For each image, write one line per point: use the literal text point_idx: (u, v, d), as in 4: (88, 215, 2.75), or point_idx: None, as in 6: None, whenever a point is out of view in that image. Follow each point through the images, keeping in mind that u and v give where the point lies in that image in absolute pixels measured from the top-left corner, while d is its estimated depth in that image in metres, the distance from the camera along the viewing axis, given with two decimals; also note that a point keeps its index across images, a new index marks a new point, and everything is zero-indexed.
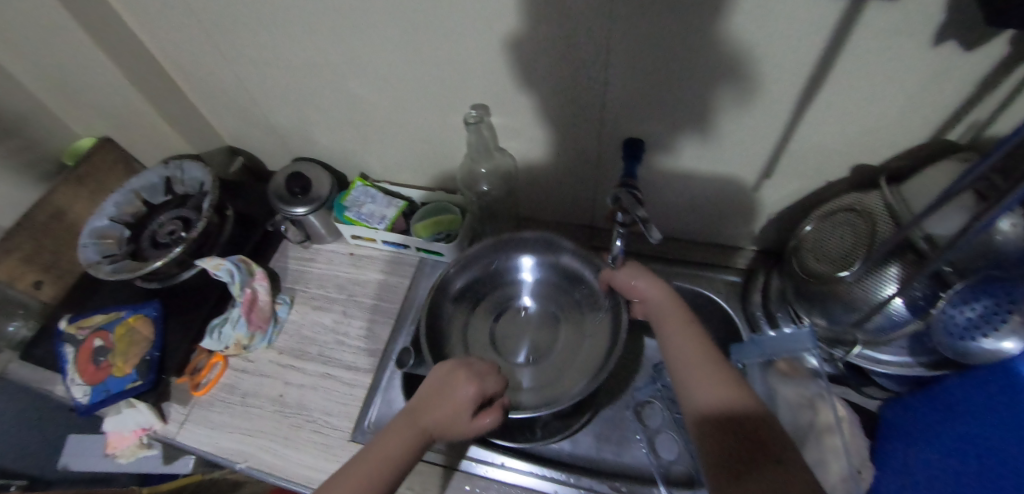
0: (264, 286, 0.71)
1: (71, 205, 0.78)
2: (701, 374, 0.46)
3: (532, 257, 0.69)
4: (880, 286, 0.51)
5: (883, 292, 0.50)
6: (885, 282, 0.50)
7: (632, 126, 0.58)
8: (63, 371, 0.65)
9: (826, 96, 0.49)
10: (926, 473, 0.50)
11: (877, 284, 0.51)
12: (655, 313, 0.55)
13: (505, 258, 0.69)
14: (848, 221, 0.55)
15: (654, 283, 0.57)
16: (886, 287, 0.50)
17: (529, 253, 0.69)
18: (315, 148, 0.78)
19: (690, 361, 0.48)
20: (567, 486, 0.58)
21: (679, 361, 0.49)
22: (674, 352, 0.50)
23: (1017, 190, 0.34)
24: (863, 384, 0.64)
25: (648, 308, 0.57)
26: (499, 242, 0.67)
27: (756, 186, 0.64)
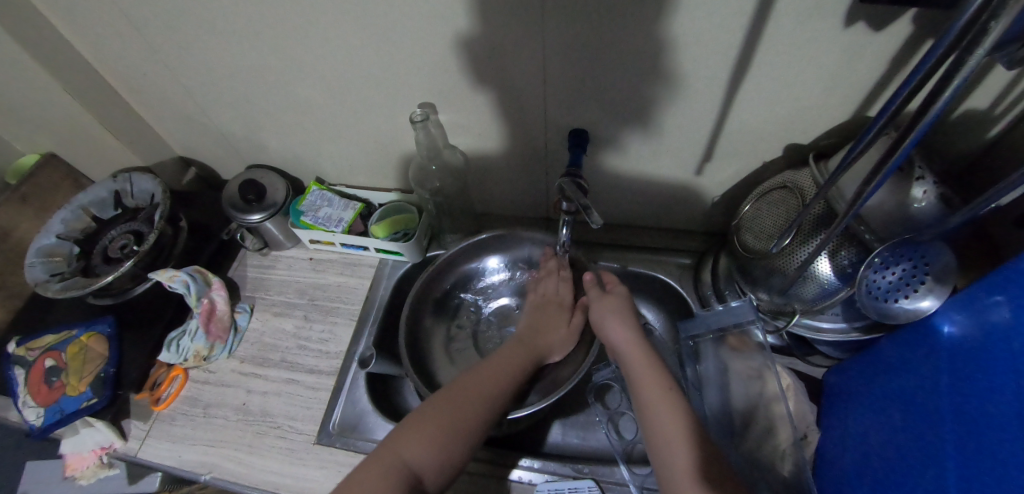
0: (222, 295, 0.70)
1: (16, 225, 0.76)
2: (656, 405, 0.48)
3: (502, 258, 0.73)
4: (802, 250, 0.55)
5: (802, 253, 0.55)
6: (804, 244, 0.55)
7: (579, 116, 0.60)
8: (13, 394, 0.63)
9: (753, 81, 0.52)
10: (866, 429, 0.53)
11: (802, 250, 0.55)
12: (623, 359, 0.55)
13: (467, 265, 0.72)
14: (782, 199, 0.58)
15: (621, 324, 0.57)
16: (809, 251, 0.54)
17: (495, 254, 0.72)
18: (268, 154, 0.78)
19: (647, 389, 0.50)
20: (529, 470, 0.59)
21: (640, 391, 0.50)
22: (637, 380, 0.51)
23: (895, 159, 0.37)
24: (808, 354, 0.68)
25: (614, 351, 0.57)
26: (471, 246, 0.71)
27: (699, 172, 0.66)
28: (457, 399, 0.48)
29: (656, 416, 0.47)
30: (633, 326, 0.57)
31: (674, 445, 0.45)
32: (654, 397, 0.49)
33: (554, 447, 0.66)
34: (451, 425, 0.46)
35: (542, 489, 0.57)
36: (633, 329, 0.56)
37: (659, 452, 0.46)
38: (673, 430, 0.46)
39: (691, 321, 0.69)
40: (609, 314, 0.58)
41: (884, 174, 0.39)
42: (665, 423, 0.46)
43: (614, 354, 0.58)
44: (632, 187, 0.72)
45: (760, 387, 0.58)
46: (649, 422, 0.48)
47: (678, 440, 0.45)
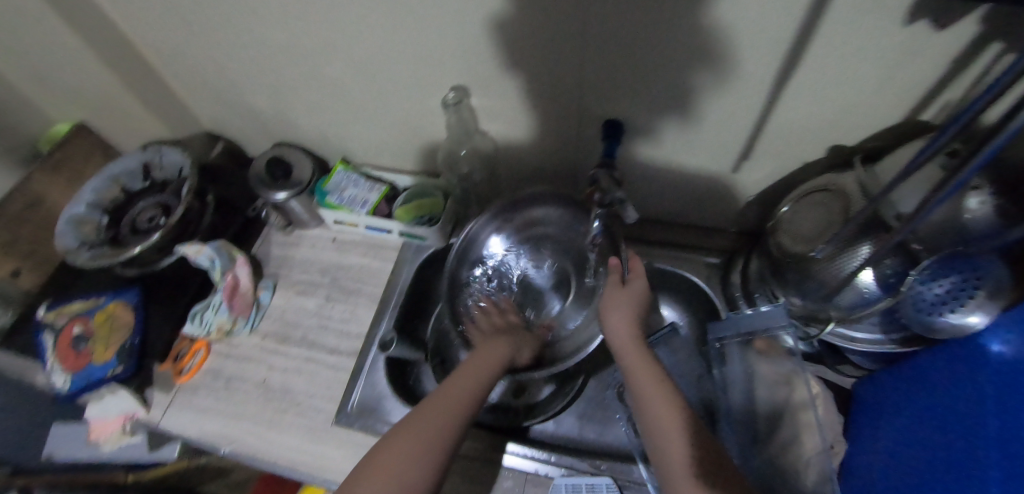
0: (246, 271, 0.71)
1: (48, 192, 0.76)
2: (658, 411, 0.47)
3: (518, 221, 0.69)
4: (850, 263, 0.52)
5: (850, 265, 0.52)
6: (855, 257, 0.51)
7: (614, 106, 0.58)
8: (42, 358, 0.65)
9: (801, 76, 0.49)
10: (894, 444, 0.52)
11: (848, 260, 0.52)
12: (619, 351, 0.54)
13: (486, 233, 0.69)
14: (824, 201, 0.56)
15: (623, 319, 0.55)
16: (857, 263, 0.51)
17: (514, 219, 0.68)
18: (295, 131, 0.77)
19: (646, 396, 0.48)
20: (546, 464, 0.58)
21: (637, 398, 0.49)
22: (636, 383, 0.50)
23: (966, 170, 0.35)
24: (838, 362, 0.66)
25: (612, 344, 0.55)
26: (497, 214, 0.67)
27: (735, 169, 0.64)
28: (414, 431, 0.45)
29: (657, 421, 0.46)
30: (631, 319, 0.55)
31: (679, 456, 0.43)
32: (654, 405, 0.47)
33: (570, 440, 0.66)
34: (411, 457, 0.44)
35: (559, 483, 0.56)
36: (629, 321, 0.55)
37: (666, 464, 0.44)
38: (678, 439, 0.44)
39: (718, 323, 0.67)
40: (615, 302, 0.56)
41: (952, 185, 0.36)
42: (665, 434, 0.45)
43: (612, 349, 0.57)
44: (663, 182, 0.70)
45: (787, 394, 0.57)
46: (652, 432, 0.46)
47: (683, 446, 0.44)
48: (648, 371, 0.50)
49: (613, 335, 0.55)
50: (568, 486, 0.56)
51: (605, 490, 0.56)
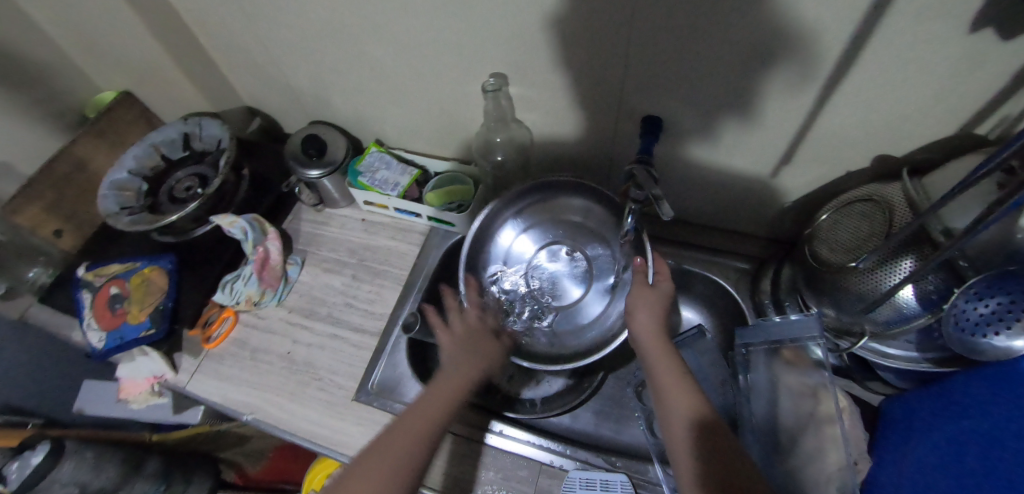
0: (276, 246, 0.72)
1: (91, 157, 0.79)
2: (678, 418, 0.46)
3: (536, 206, 0.67)
4: (890, 279, 0.50)
5: (889, 280, 0.50)
6: (896, 273, 0.50)
7: (654, 102, 0.57)
8: (81, 315, 0.67)
9: (851, 83, 0.47)
10: (923, 465, 0.50)
11: (888, 275, 0.50)
12: (641, 347, 0.53)
13: (502, 215, 0.67)
14: (865, 212, 0.54)
15: (646, 317, 0.54)
16: (898, 279, 0.50)
17: (534, 200, 0.67)
18: (332, 111, 0.78)
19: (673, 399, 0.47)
20: (560, 456, 0.58)
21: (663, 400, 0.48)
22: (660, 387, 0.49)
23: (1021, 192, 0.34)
24: (868, 379, 0.64)
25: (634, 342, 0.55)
26: (518, 196, 0.66)
27: (774, 173, 0.63)
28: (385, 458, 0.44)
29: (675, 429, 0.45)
30: (654, 318, 0.54)
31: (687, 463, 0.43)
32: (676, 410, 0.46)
33: (585, 435, 0.66)
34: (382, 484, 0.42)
35: (573, 477, 0.56)
36: (652, 320, 0.54)
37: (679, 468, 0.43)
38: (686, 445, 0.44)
39: (747, 329, 0.65)
40: (638, 300, 0.56)
41: (1006, 206, 0.36)
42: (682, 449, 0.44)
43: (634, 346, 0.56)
44: (698, 182, 0.68)
45: (811, 407, 0.55)
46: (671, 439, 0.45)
47: (689, 450, 0.43)
48: (667, 371, 0.49)
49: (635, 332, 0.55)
50: (582, 481, 0.56)
51: (619, 488, 0.56)
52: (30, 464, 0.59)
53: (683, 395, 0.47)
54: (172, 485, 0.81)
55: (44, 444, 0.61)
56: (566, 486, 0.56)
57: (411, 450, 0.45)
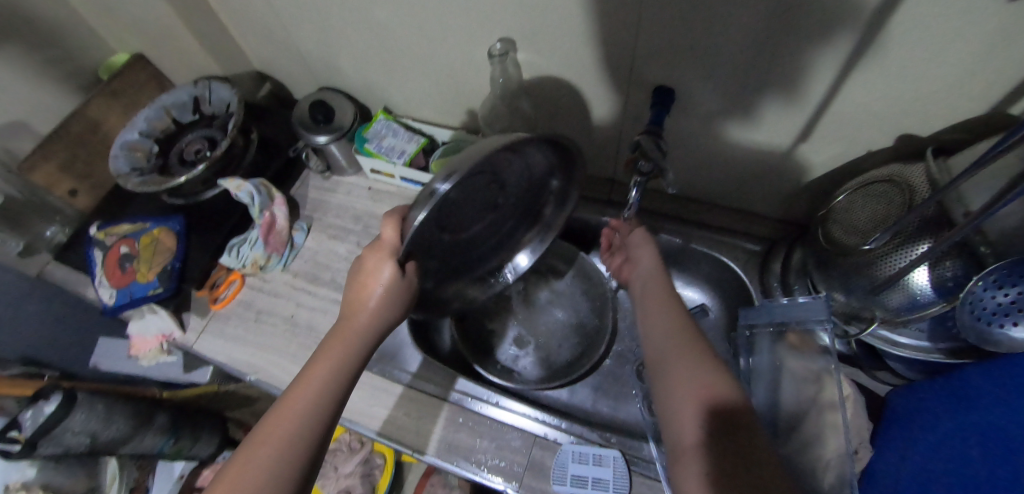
0: (283, 211, 0.73)
1: (104, 118, 0.80)
2: (689, 366, 0.45)
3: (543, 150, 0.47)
4: (901, 261, 0.49)
5: (900, 264, 0.49)
6: (908, 255, 0.49)
7: (667, 72, 0.55)
8: (92, 273, 0.69)
9: (877, 55, 0.45)
10: (928, 458, 0.49)
11: (900, 258, 0.49)
12: (641, 279, 0.59)
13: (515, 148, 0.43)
14: (883, 193, 0.52)
15: (648, 254, 0.60)
16: (909, 261, 0.48)
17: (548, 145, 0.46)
18: (340, 77, 0.77)
19: (674, 340, 0.48)
20: (554, 429, 0.58)
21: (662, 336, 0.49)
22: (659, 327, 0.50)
23: None
24: (875, 367, 0.63)
25: (636, 274, 0.60)
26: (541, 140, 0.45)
27: (790, 151, 0.60)
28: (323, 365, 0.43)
29: (685, 375, 0.44)
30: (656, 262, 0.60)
31: (687, 405, 0.42)
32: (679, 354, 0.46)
33: (584, 410, 0.68)
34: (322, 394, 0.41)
35: (566, 450, 0.56)
36: (655, 258, 0.60)
37: (674, 402, 0.43)
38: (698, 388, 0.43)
39: (752, 309, 0.67)
40: (645, 241, 0.62)
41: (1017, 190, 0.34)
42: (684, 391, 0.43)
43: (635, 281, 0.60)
44: (711, 158, 0.66)
45: (815, 392, 0.54)
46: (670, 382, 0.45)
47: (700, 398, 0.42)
48: (660, 303, 0.53)
49: (638, 267, 0.60)
50: (575, 454, 0.56)
51: (612, 463, 0.55)
52: (43, 413, 0.64)
53: (687, 335, 0.48)
54: (179, 439, 0.83)
55: (56, 395, 0.65)
56: (558, 459, 0.56)
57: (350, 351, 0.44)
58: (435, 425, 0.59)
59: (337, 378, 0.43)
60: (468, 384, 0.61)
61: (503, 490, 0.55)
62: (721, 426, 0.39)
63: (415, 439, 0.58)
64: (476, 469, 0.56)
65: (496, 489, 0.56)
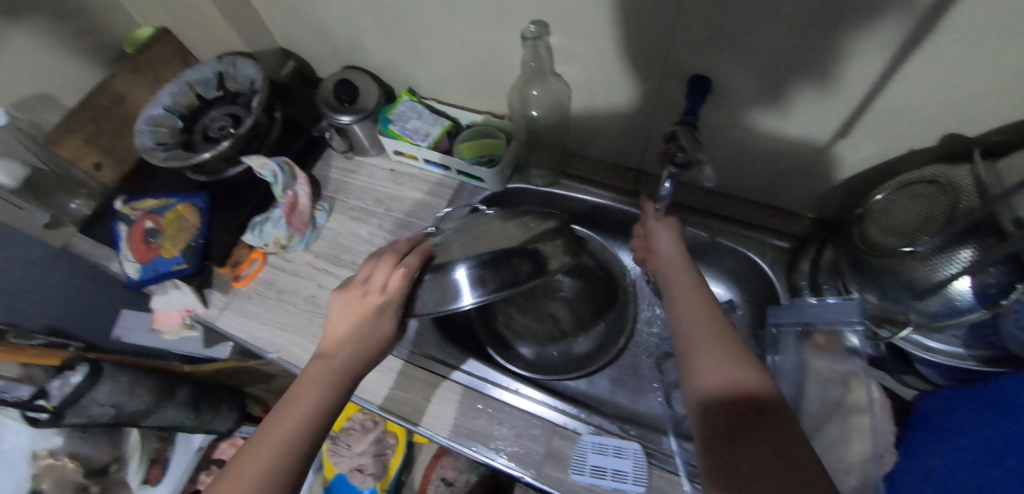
0: (305, 191, 0.72)
1: (129, 92, 0.80)
2: (707, 356, 0.44)
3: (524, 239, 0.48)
4: (944, 269, 0.46)
5: (943, 272, 0.46)
6: (952, 265, 0.46)
7: (705, 60, 0.52)
8: (118, 247, 0.69)
9: (931, 49, 0.42)
10: (955, 468, 0.47)
11: (941, 267, 0.46)
12: (665, 265, 0.59)
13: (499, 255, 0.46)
14: (927, 195, 0.50)
15: (668, 241, 0.60)
16: (954, 270, 0.45)
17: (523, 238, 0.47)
18: (365, 57, 0.76)
19: (693, 327, 0.48)
20: (574, 419, 0.58)
21: (684, 323, 0.49)
22: (679, 315, 0.50)
23: None
24: (903, 372, 0.61)
25: (659, 262, 0.60)
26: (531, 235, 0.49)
27: (827, 146, 0.58)
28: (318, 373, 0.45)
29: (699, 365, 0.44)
30: (678, 245, 0.60)
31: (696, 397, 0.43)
32: (694, 344, 0.46)
33: (600, 400, 0.69)
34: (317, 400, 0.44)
35: (586, 440, 0.56)
36: (677, 245, 0.60)
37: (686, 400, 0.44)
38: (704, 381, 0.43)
39: (781, 308, 0.65)
40: (667, 227, 0.62)
41: None
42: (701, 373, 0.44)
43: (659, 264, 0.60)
44: (742, 151, 0.65)
45: (841, 395, 0.53)
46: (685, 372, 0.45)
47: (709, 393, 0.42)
48: (685, 289, 0.53)
49: (660, 256, 0.60)
50: (595, 445, 0.55)
51: (632, 455, 0.54)
52: (70, 383, 0.65)
53: (708, 321, 0.48)
54: (200, 413, 0.85)
55: (82, 365, 0.66)
56: (578, 449, 0.55)
57: (348, 359, 0.46)
58: (452, 410, 0.59)
59: (335, 387, 0.45)
60: (487, 372, 0.62)
61: (520, 476, 0.55)
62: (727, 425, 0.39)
63: (434, 423, 0.59)
64: (494, 455, 0.56)
65: (514, 476, 0.56)
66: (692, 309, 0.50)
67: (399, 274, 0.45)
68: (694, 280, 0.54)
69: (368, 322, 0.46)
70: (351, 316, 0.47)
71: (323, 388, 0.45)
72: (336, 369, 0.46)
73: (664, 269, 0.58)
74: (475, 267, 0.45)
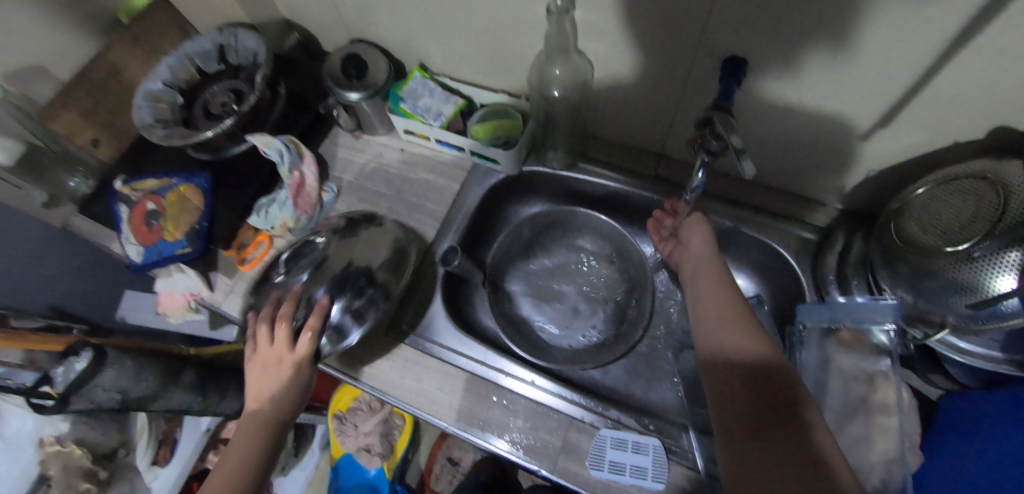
0: (312, 171, 0.70)
1: (126, 65, 0.76)
2: (736, 340, 0.45)
3: (381, 246, 0.61)
4: (992, 273, 0.43)
5: (992, 276, 0.43)
6: (1000, 270, 0.42)
7: (741, 40, 0.48)
8: (119, 228, 0.67)
9: (995, 35, 0.38)
10: (985, 472, 0.46)
11: (990, 271, 0.43)
12: (695, 261, 0.57)
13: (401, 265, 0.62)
14: (970, 189, 0.46)
15: (698, 235, 0.58)
16: (1003, 273, 0.42)
17: (382, 247, 0.61)
18: (374, 30, 0.72)
19: (718, 322, 0.47)
20: (591, 412, 0.56)
21: (709, 319, 0.48)
22: (705, 311, 0.50)
23: None
24: (930, 371, 0.59)
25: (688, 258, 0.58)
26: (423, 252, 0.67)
27: (865, 135, 0.55)
28: (248, 423, 0.49)
29: (730, 349, 0.44)
30: (708, 236, 0.58)
31: (724, 389, 0.43)
32: (728, 337, 0.45)
33: (615, 390, 0.68)
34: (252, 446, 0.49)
35: (603, 435, 0.54)
36: (708, 238, 0.57)
37: (716, 395, 0.43)
38: (730, 382, 0.42)
39: (814, 306, 0.59)
40: (698, 221, 0.59)
41: None
42: (735, 351, 0.44)
43: (687, 261, 0.59)
44: (768, 138, 0.62)
45: (865, 393, 0.51)
46: (719, 360, 0.45)
47: (744, 388, 0.41)
48: (710, 286, 0.52)
49: (689, 251, 0.58)
50: (612, 440, 0.54)
51: (652, 452, 0.53)
52: (74, 369, 0.65)
53: (735, 313, 0.47)
54: (207, 396, 0.83)
55: (86, 351, 0.65)
56: (596, 444, 0.54)
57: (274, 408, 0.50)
58: (463, 400, 0.58)
59: (268, 429, 0.50)
60: (497, 364, 0.60)
61: (536, 470, 0.54)
62: (755, 422, 0.38)
63: (446, 413, 0.57)
64: (508, 448, 0.55)
65: (529, 469, 0.55)
66: (717, 304, 0.49)
67: (306, 335, 0.50)
68: (721, 272, 0.53)
69: (287, 373, 0.50)
70: (267, 372, 0.50)
71: (252, 433, 0.49)
72: (266, 415, 0.50)
73: (688, 268, 0.57)
74: (349, 310, 0.54)
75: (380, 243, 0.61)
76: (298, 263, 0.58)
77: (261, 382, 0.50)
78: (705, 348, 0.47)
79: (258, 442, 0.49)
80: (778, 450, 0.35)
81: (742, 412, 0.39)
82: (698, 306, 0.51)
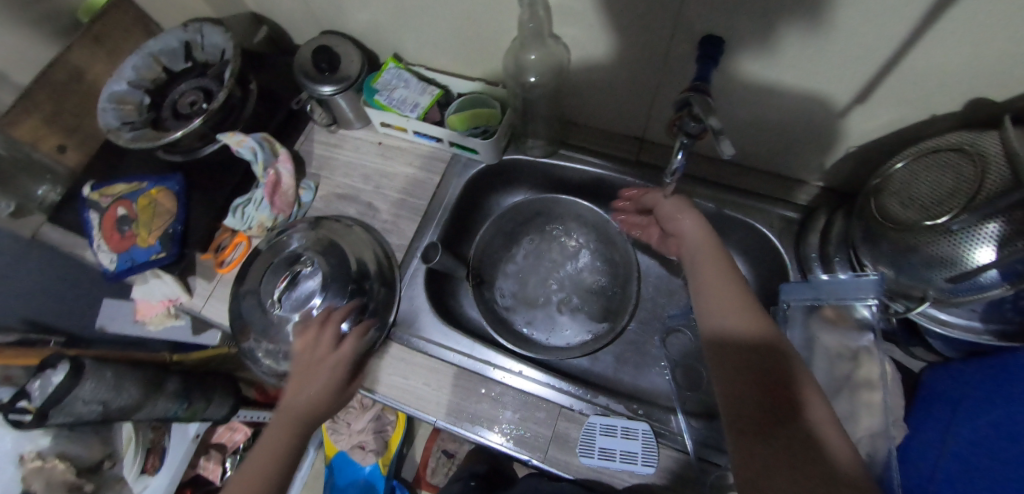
0: (288, 169, 0.68)
1: (89, 66, 0.73)
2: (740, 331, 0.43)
3: (366, 249, 0.65)
4: (971, 246, 0.43)
5: (972, 250, 0.43)
6: (979, 242, 0.42)
7: (716, 20, 0.47)
8: (89, 236, 0.65)
9: (966, 7, 0.38)
10: (970, 440, 0.46)
11: (969, 244, 0.43)
12: (688, 247, 0.54)
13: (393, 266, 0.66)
14: (950, 164, 0.46)
15: (688, 218, 0.56)
16: (982, 245, 0.42)
17: (370, 246, 0.65)
18: (346, 22, 0.70)
19: (720, 311, 0.46)
20: (580, 400, 0.56)
21: (711, 307, 0.46)
22: (707, 298, 0.48)
23: None
24: (912, 344, 0.60)
25: (685, 246, 0.55)
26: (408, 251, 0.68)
27: (842, 112, 0.55)
28: (282, 422, 0.50)
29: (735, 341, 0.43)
30: (700, 222, 0.55)
31: (730, 386, 0.41)
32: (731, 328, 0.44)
33: (604, 377, 0.68)
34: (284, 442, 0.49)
35: (593, 422, 0.54)
36: (700, 222, 0.55)
37: (722, 393, 0.42)
38: (736, 378, 0.41)
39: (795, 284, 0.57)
40: (682, 207, 0.57)
41: None
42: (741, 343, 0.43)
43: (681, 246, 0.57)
44: (747, 119, 0.62)
45: (850, 370, 0.51)
46: (721, 351, 0.44)
47: (751, 384, 0.40)
48: (713, 273, 0.49)
49: (682, 234, 0.56)
50: (602, 427, 0.54)
51: (641, 436, 0.53)
52: (51, 383, 0.63)
53: (738, 300, 0.45)
54: (193, 403, 0.82)
55: (63, 363, 0.63)
56: (586, 430, 0.54)
57: (309, 401, 0.51)
58: (452, 395, 0.58)
59: (300, 429, 0.50)
60: (486, 356, 0.60)
61: (528, 459, 0.54)
62: (764, 427, 0.37)
63: (435, 408, 0.57)
64: (500, 439, 0.55)
65: (521, 459, 0.55)
66: (720, 290, 0.47)
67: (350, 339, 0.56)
68: (720, 254, 0.51)
69: (327, 371, 0.53)
70: (310, 368, 0.53)
71: (283, 430, 0.49)
72: (302, 408, 0.51)
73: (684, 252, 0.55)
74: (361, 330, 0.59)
75: (366, 242, 0.65)
76: (292, 295, 0.58)
77: (303, 378, 0.52)
78: (709, 337, 0.46)
79: (288, 438, 0.49)
80: (793, 457, 0.34)
81: (749, 414, 0.38)
82: (699, 291, 0.49)
